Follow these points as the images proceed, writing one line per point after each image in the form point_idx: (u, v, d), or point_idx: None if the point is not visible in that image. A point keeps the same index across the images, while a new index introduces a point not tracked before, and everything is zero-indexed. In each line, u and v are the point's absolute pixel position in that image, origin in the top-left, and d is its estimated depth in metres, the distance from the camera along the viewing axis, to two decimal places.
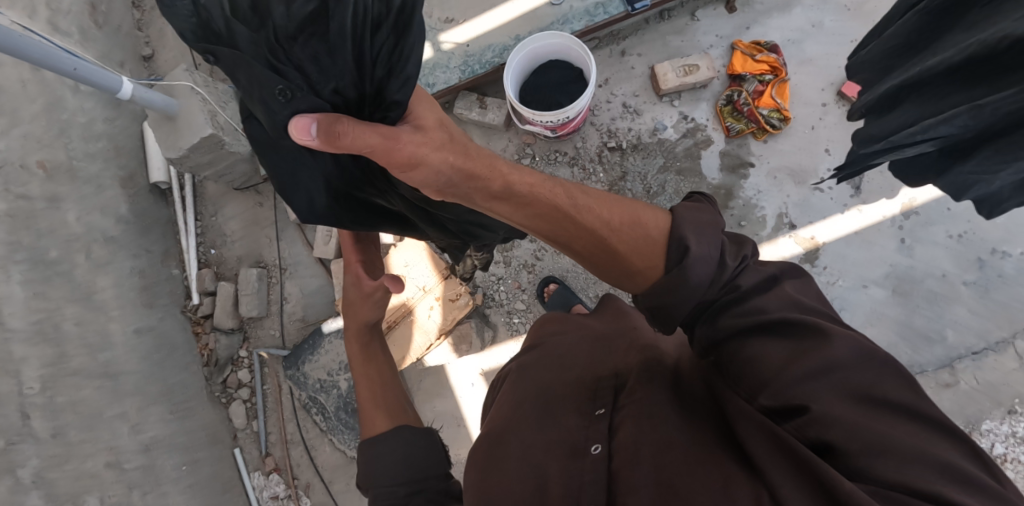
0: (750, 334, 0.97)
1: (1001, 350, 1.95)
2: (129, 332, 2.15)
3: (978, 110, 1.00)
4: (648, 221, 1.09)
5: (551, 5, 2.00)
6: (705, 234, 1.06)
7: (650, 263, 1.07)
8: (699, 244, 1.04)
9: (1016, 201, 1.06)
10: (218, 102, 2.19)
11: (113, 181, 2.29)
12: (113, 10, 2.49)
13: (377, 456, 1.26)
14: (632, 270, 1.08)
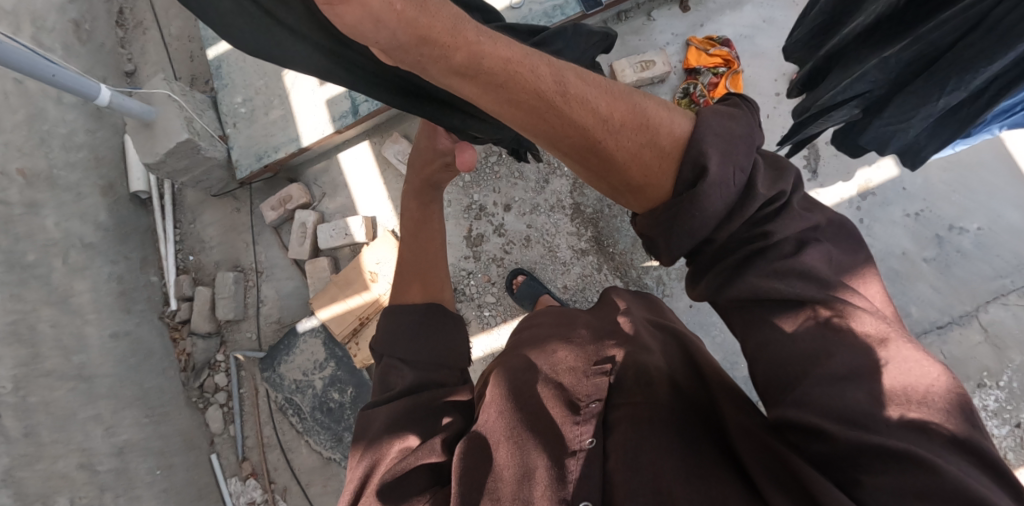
0: (775, 315, 0.96)
1: (963, 324, 2.00)
2: (105, 335, 2.15)
3: (889, 63, 1.09)
4: (668, 135, 1.03)
5: (512, 8, 2.07)
6: (732, 157, 0.99)
7: (659, 178, 1.02)
8: (720, 165, 0.97)
9: (931, 147, 1.22)
10: (195, 109, 2.27)
11: (93, 189, 2.32)
12: (96, 28, 2.58)
13: (395, 331, 1.26)
14: (635, 181, 1.04)
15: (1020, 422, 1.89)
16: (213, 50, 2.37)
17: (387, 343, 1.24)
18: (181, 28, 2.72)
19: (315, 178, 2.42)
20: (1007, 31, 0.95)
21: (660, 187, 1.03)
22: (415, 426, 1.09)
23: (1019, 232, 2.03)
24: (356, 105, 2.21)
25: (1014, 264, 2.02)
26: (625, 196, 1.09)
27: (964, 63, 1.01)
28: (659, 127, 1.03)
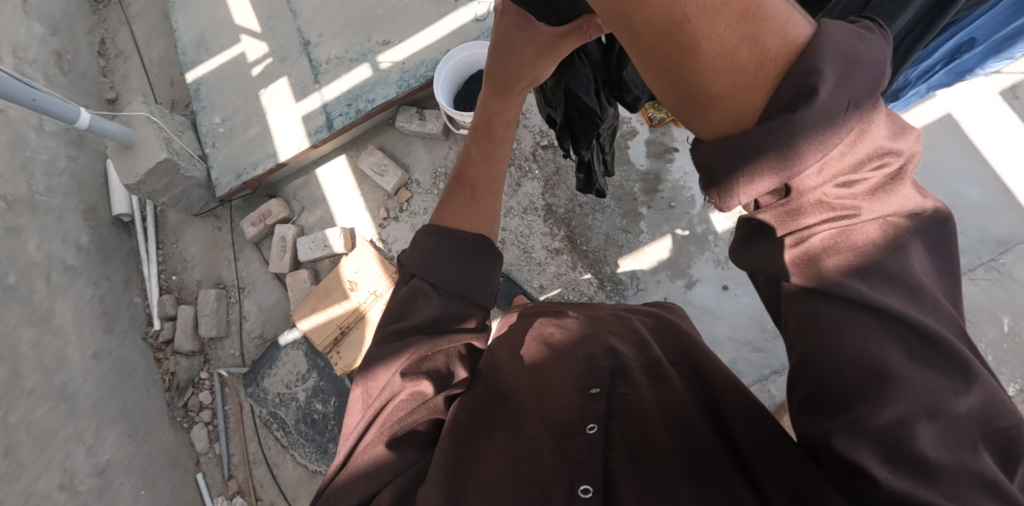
0: (846, 311, 0.65)
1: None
2: (88, 356, 2.16)
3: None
4: (778, 37, 0.62)
5: (476, 20, 2.21)
6: (851, 84, 0.61)
7: (748, 100, 0.63)
8: (830, 91, 0.60)
9: None
10: (174, 130, 2.33)
11: (75, 213, 2.36)
12: (78, 59, 2.66)
13: (428, 251, 1.04)
14: (697, 93, 0.64)
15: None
16: (192, 74, 2.45)
17: (416, 264, 1.03)
18: (161, 55, 2.80)
19: (294, 193, 2.47)
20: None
21: (755, 115, 0.64)
22: (432, 371, 0.98)
23: (979, 209, 2.09)
24: (330, 119, 2.27)
25: (978, 240, 2.07)
26: (682, 112, 0.67)
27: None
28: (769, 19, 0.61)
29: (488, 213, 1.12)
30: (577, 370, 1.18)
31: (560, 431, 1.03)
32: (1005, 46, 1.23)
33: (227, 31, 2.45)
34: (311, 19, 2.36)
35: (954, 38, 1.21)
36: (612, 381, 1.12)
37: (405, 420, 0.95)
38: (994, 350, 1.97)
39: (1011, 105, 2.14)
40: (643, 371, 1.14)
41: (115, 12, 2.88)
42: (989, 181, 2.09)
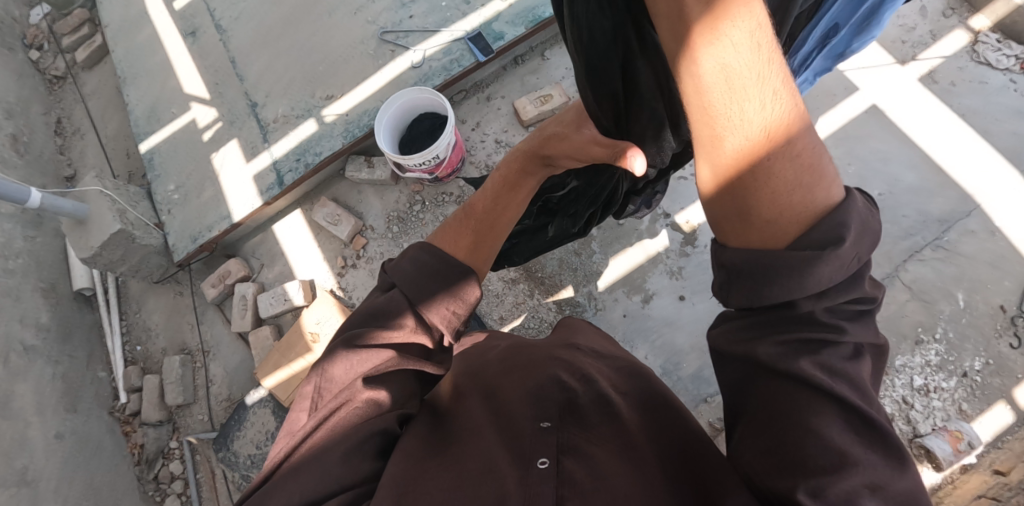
0: (816, 400, 0.77)
1: (889, 285, 2.07)
2: (50, 436, 2.09)
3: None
4: (807, 190, 0.78)
5: (412, 67, 2.31)
6: (858, 244, 0.77)
7: (766, 215, 0.79)
8: (850, 243, 0.76)
9: None
10: (128, 201, 2.34)
11: (34, 292, 2.33)
12: (33, 140, 2.69)
13: (417, 271, 1.06)
14: (743, 200, 0.80)
15: (965, 372, 1.96)
16: (145, 144, 2.49)
17: (401, 278, 1.05)
18: (116, 129, 2.84)
19: (252, 250, 2.49)
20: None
21: (772, 237, 0.79)
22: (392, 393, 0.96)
23: (917, 191, 2.14)
24: (281, 176, 2.31)
25: (921, 220, 2.12)
26: (718, 211, 0.83)
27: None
28: (816, 175, 0.79)
29: (482, 251, 1.16)
30: (529, 395, 1.08)
31: (511, 457, 0.94)
32: (865, 25, 1.26)
33: (177, 100, 2.51)
34: (257, 80, 2.43)
35: (818, 24, 1.21)
36: (565, 413, 1.02)
37: (349, 443, 0.90)
38: (954, 326, 2.00)
39: (930, 90, 2.23)
40: (596, 406, 1.04)
41: (70, 90, 2.93)
42: (921, 163, 2.16)
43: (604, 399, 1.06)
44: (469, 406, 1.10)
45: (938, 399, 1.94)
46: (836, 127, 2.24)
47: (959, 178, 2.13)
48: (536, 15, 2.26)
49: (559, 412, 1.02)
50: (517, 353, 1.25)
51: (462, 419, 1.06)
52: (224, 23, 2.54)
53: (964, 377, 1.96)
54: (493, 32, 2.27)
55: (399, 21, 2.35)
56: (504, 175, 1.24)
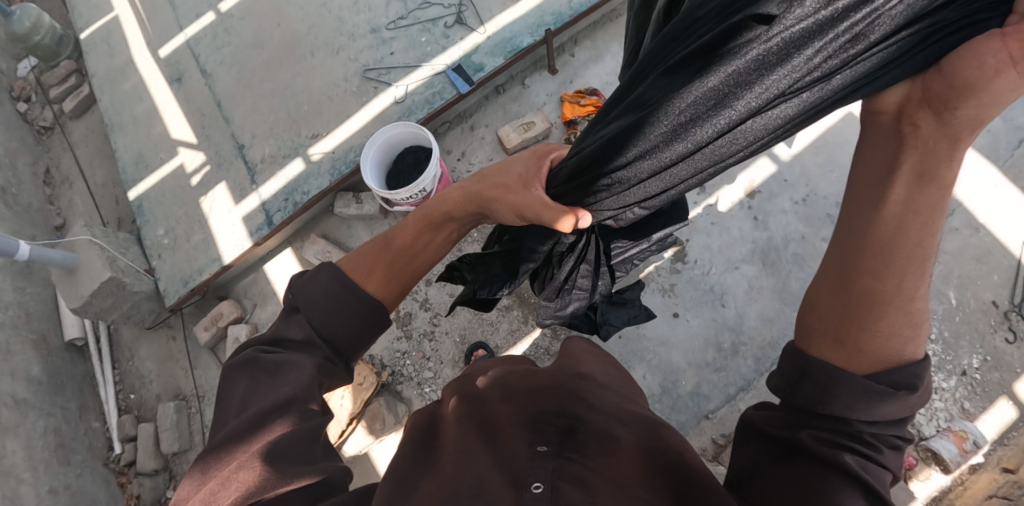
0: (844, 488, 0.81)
1: None
2: (43, 492, 2.04)
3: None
4: (903, 341, 0.89)
5: (396, 102, 2.34)
6: (916, 400, 0.87)
7: (859, 338, 0.89)
8: (915, 395, 0.86)
9: None
10: (118, 249, 2.34)
11: (25, 344, 2.31)
12: (22, 192, 2.69)
13: (323, 289, 1.13)
14: (845, 323, 0.90)
15: (964, 370, 1.96)
16: (133, 191, 2.50)
17: (309, 302, 1.11)
18: (105, 177, 2.85)
19: (244, 291, 2.49)
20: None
21: (856, 362, 0.89)
22: (317, 394, 1.00)
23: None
24: (270, 216, 2.32)
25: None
26: (818, 331, 0.94)
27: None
28: (916, 331, 0.89)
29: (395, 284, 1.22)
30: (527, 418, 1.03)
31: (505, 479, 0.88)
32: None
33: (164, 146, 2.53)
34: (243, 122, 2.46)
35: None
36: (565, 438, 0.97)
37: (296, 439, 0.91)
38: (948, 325, 2.00)
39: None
40: (596, 433, 0.99)
41: (58, 140, 2.94)
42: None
43: (608, 425, 1.02)
44: (462, 427, 1.04)
45: (939, 399, 1.93)
46: (815, 136, 2.25)
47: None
48: (514, 45, 2.30)
49: (557, 436, 0.97)
50: (519, 374, 1.20)
51: (453, 444, 1.00)
52: (209, 68, 2.57)
53: (963, 375, 1.95)
54: (473, 64, 2.31)
55: (381, 58, 2.40)
56: (428, 217, 1.33)
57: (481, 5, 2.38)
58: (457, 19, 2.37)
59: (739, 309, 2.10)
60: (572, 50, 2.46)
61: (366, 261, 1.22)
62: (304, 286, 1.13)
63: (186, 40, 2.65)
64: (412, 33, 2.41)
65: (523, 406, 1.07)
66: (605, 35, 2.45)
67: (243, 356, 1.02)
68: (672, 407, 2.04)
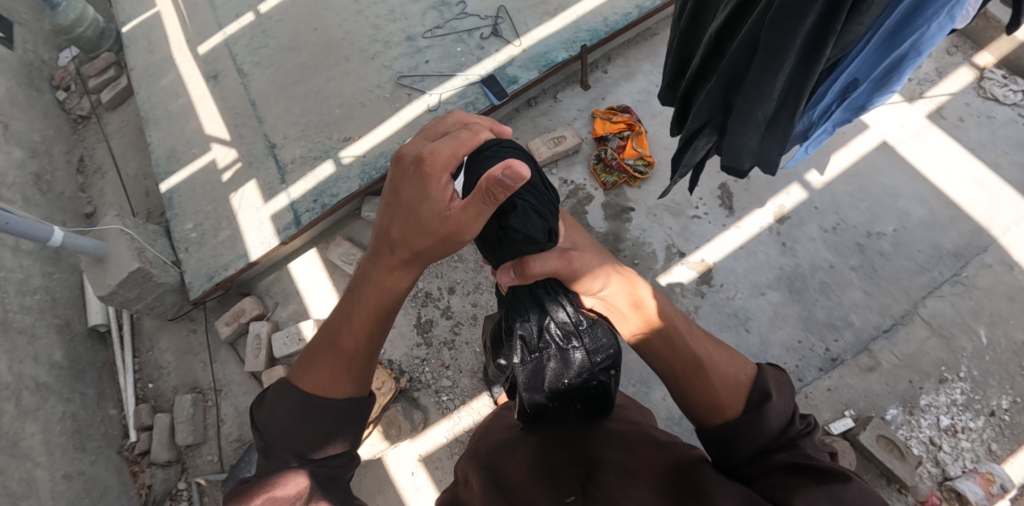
0: (786, 468, 1.00)
1: (909, 323, 2.04)
2: (58, 477, 2.04)
3: (708, 95, 1.19)
4: (733, 367, 1.12)
5: (428, 110, 2.35)
6: (780, 391, 1.11)
7: (718, 393, 1.09)
8: (774, 399, 1.09)
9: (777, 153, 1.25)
10: (147, 239, 2.36)
11: (49, 329, 2.33)
12: (55, 179, 2.73)
13: (282, 409, 1.11)
14: (711, 400, 1.10)
15: (992, 410, 1.91)
16: (164, 184, 2.53)
17: (269, 438, 1.10)
18: (137, 168, 2.88)
19: (266, 289, 2.50)
20: (773, 49, 1.01)
21: (729, 400, 1.09)
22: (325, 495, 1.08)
23: (929, 225, 2.15)
24: (298, 216, 2.35)
25: (936, 255, 2.11)
26: (707, 405, 1.10)
27: (755, 83, 1.07)
28: (738, 360, 1.15)
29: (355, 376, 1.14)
30: (543, 471, 1.05)
31: None
32: (887, 80, 1.19)
33: (198, 141, 2.56)
34: (276, 123, 2.49)
35: (836, 79, 1.22)
36: (586, 483, 0.99)
37: None
38: (978, 363, 1.96)
39: (939, 126, 2.26)
40: (614, 471, 1.01)
41: (93, 130, 2.98)
42: (933, 198, 2.17)
43: (623, 463, 1.04)
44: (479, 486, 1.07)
45: (966, 439, 1.89)
46: (846, 165, 2.25)
47: (972, 212, 2.13)
48: (549, 59, 2.31)
49: (578, 481, 1.00)
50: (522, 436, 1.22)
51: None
52: (245, 67, 2.61)
53: (991, 415, 1.91)
54: (507, 76, 2.31)
55: (415, 66, 2.42)
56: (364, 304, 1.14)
57: (518, 19, 2.39)
58: (493, 31, 2.39)
59: (764, 335, 2.09)
60: (605, 67, 2.46)
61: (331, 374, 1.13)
62: (263, 417, 1.13)
63: (224, 39, 2.70)
64: (447, 43, 2.43)
65: (535, 461, 1.09)
66: (638, 54, 2.46)
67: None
68: (692, 430, 2.01)
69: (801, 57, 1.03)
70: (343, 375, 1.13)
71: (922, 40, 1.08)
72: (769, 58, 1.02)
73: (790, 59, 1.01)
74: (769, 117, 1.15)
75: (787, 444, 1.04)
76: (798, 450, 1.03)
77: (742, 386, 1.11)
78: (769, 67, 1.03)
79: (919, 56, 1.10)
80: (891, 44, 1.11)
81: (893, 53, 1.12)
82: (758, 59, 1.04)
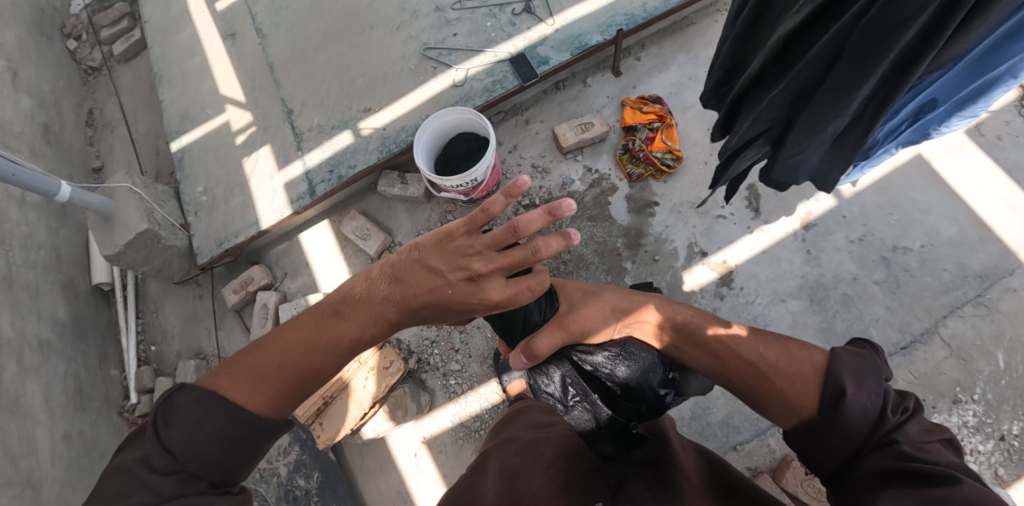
0: (886, 474, 0.97)
1: (928, 342, 2.01)
2: (58, 437, 2.01)
3: (771, 105, 1.12)
4: (799, 361, 1.14)
5: (454, 86, 2.27)
6: (865, 379, 1.08)
7: (794, 393, 1.12)
8: (856, 389, 1.06)
9: (837, 170, 1.21)
10: (157, 201, 2.30)
11: (52, 287, 2.28)
12: (64, 131, 2.65)
13: (192, 416, 1.01)
14: (786, 402, 1.12)
15: (1003, 435, 1.89)
16: (176, 143, 2.47)
17: (167, 458, 0.98)
18: (147, 125, 2.80)
19: (276, 259, 2.46)
20: (860, 63, 0.94)
21: (802, 398, 1.11)
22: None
23: (957, 244, 2.08)
24: (313, 186, 2.29)
25: (961, 275, 2.05)
26: (781, 409, 1.14)
27: (832, 97, 1.01)
28: (804, 350, 1.16)
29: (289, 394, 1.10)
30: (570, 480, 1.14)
31: None
32: (968, 103, 1.14)
33: (212, 102, 2.49)
34: (294, 89, 2.40)
35: (914, 98, 1.15)
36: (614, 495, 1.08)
37: None
38: (993, 387, 1.93)
39: (975, 143, 2.16)
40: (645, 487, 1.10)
41: (104, 83, 2.91)
42: (964, 216, 2.10)
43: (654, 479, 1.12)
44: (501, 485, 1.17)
45: (974, 461, 1.88)
46: (879, 176, 2.18)
47: (1003, 234, 2.06)
48: (583, 42, 2.21)
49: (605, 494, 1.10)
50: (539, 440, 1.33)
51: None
52: (265, 28, 2.51)
53: (1001, 440, 1.89)
54: (538, 56, 2.23)
55: (443, 38, 2.32)
56: (319, 318, 1.14)
57: None
58: (525, 7, 2.28)
59: None
60: (639, 55, 2.38)
61: (257, 365, 1.09)
62: (162, 430, 1.00)
63: None
64: (477, 16, 2.31)
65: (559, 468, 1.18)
66: (674, 43, 2.37)
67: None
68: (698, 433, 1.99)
69: (887, 72, 0.97)
70: (269, 379, 1.08)
71: (1020, 65, 1.01)
72: (854, 71, 0.95)
73: (875, 75, 0.95)
74: (836, 133, 1.09)
75: (879, 440, 1.02)
76: (895, 447, 0.99)
77: (818, 380, 1.11)
78: (852, 82, 0.97)
79: (1015, 79, 1.04)
80: (983, 66, 1.04)
81: (984, 76, 1.06)
82: (840, 71, 0.97)
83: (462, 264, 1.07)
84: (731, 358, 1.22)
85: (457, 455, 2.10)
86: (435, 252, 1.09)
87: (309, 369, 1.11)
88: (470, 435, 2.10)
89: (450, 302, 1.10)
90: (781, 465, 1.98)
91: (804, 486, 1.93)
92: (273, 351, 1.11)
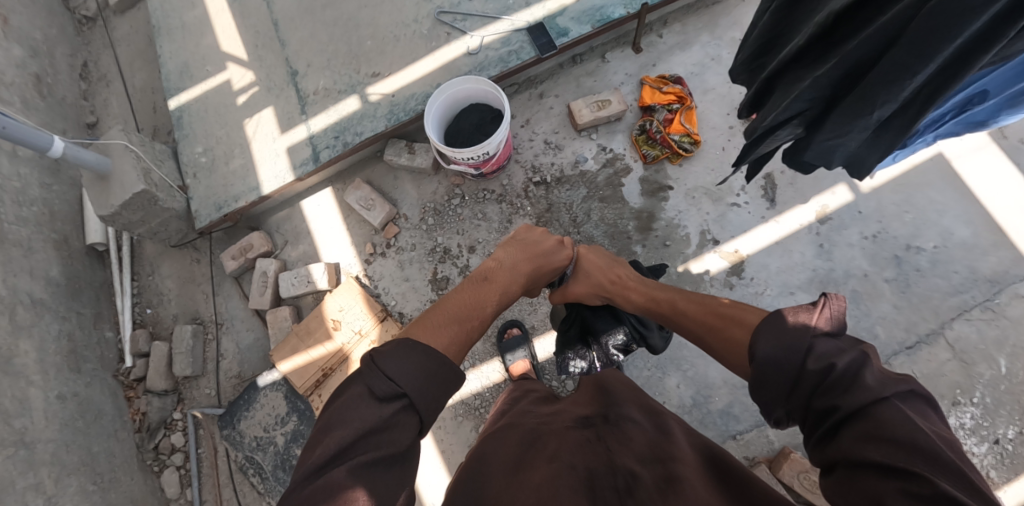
0: (858, 454, 0.89)
1: (932, 342, 1.99)
2: (51, 398, 1.97)
3: (815, 84, 1.05)
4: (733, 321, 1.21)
5: (468, 54, 2.18)
6: (783, 338, 1.03)
7: (727, 349, 1.20)
8: (767, 346, 1.03)
9: (874, 158, 1.15)
10: (154, 160, 2.22)
11: (45, 244, 2.21)
12: (57, 83, 2.54)
13: (398, 357, 1.01)
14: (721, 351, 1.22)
15: (997, 438, 1.89)
16: (175, 101, 2.38)
17: (388, 384, 0.98)
18: (144, 80, 2.70)
19: (277, 226, 2.39)
20: (920, 46, 0.88)
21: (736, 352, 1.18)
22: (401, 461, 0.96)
23: (969, 247, 2.04)
24: (317, 152, 2.22)
25: (971, 278, 2.02)
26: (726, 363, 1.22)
27: (883, 82, 0.95)
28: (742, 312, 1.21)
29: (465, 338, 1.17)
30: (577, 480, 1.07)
31: None
32: (1020, 99, 1.09)
33: (213, 59, 2.38)
34: (299, 49, 2.30)
35: (962, 90, 1.10)
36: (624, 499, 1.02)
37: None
38: (992, 391, 1.92)
39: (998, 145, 2.10)
40: (655, 488, 1.04)
41: (99, 34, 2.78)
42: (979, 219, 2.06)
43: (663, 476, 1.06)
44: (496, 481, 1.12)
45: None
46: (897, 172, 2.12)
47: (1017, 240, 2.02)
48: (604, 14, 2.11)
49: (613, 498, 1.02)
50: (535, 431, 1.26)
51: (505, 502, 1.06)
52: None
53: (995, 443, 1.89)
54: (557, 27, 2.13)
55: (458, 2, 2.20)
56: (466, 291, 1.28)
57: None
58: None
59: None
60: (661, 31, 2.29)
61: (435, 321, 1.17)
62: (380, 366, 0.99)
63: None
64: None
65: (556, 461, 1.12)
66: (697, 21, 2.28)
67: (331, 481, 0.89)
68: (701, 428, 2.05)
69: (947, 59, 0.91)
70: (444, 333, 1.15)
71: None
72: (912, 56, 0.90)
73: (935, 62, 0.89)
74: (881, 119, 1.04)
75: (842, 411, 0.93)
76: (863, 426, 0.90)
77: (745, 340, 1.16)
78: (906, 67, 0.91)
79: None
80: None
81: None
82: (896, 53, 0.91)
83: (553, 235, 1.57)
84: (686, 327, 1.34)
85: (455, 432, 2.08)
86: (532, 233, 1.56)
87: (477, 316, 1.23)
88: (469, 413, 2.08)
89: (556, 262, 1.53)
90: (777, 456, 1.99)
91: (799, 478, 1.92)
92: (440, 310, 1.20)
